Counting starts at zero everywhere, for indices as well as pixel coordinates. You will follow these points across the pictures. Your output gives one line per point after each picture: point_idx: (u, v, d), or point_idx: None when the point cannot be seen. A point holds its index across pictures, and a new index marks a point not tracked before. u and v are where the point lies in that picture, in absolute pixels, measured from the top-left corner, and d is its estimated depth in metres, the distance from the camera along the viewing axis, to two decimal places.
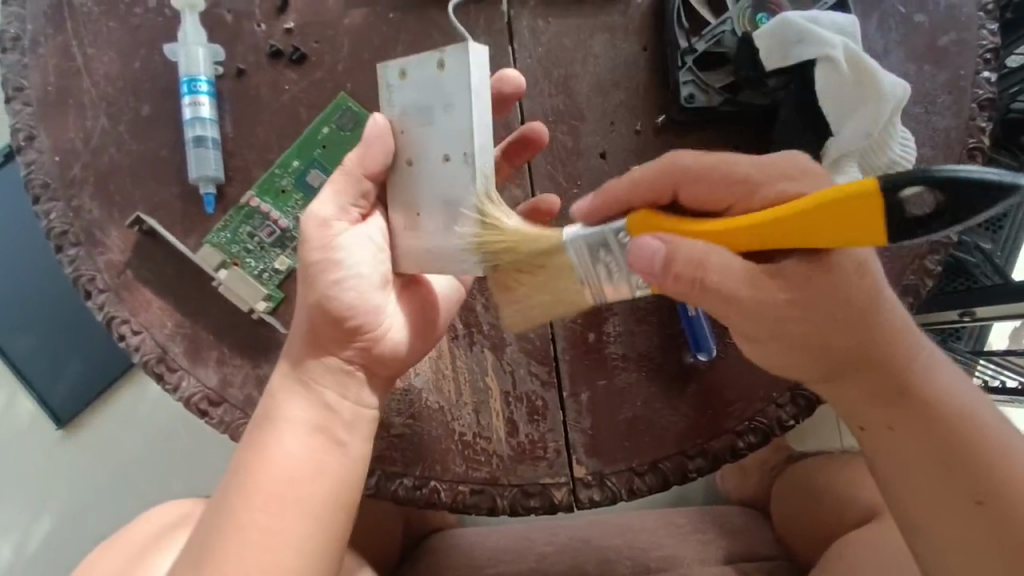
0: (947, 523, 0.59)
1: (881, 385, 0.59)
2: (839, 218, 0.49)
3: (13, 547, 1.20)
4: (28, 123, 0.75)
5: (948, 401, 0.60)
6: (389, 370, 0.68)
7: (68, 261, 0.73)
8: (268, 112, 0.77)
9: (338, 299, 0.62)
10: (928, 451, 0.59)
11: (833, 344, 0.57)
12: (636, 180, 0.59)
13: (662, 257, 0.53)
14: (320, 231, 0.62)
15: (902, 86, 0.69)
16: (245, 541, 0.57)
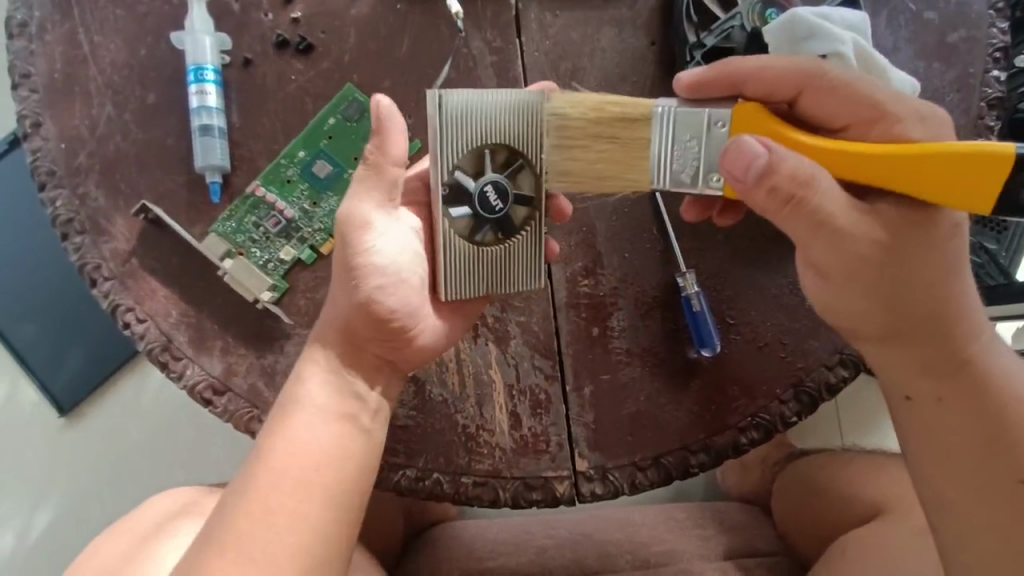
0: (986, 495, 0.60)
1: (942, 355, 0.61)
2: (937, 164, 0.51)
3: (16, 533, 1.21)
4: (34, 110, 0.75)
5: (1005, 386, 0.61)
6: (410, 364, 0.68)
7: (74, 248, 0.73)
8: (274, 102, 0.77)
9: (381, 305, 0.63)
10: (977, 428, 0.61)
11: (906, 299, 0.58)
12: (766, 67, 0.60)
13: (762, 163, 0.52)
14: (360, 236, 0.63)
15: (913, 85, 0.70)
16: (268, 523, 0.57)
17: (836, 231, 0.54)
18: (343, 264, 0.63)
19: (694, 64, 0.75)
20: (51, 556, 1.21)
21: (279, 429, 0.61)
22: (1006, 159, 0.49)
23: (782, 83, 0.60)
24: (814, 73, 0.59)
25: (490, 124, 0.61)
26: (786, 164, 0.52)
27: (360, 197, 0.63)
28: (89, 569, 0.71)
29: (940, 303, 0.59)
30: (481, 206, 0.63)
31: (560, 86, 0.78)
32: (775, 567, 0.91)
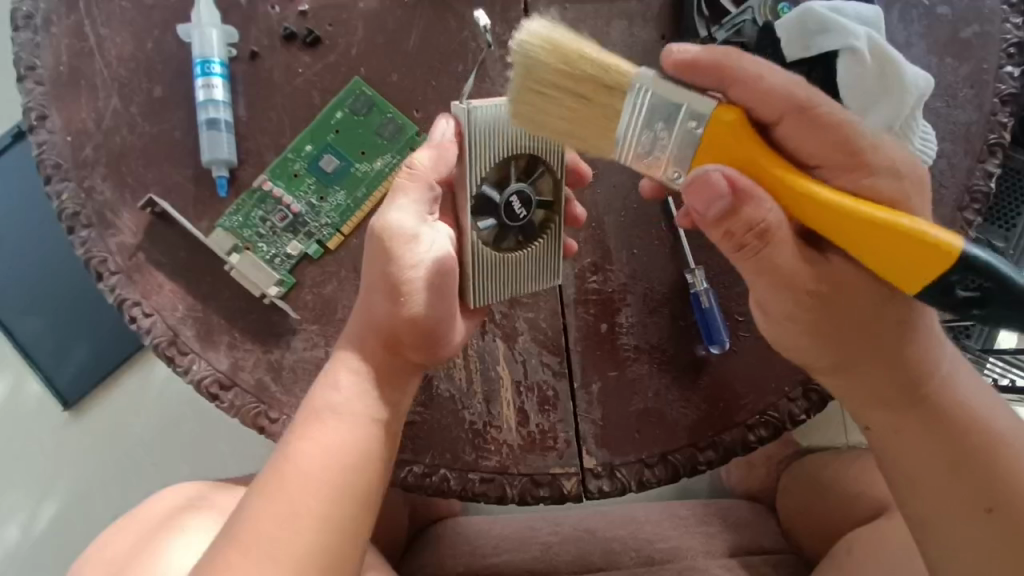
0: (958, 527, 0.59)
1: (894, 387, 0.61)
2: (889, 239, 0.50)
3: (22, 526, 1.21)
4: (40, 102, 0.75)
5: (971, 417, 0.60)
6: (419, 357, 0.66)
7: (80, 242, 0.73)
8: (281, 95, 0.76)
9: (429, 314, 0.64)
10: (939, 456, 0.60)
11: (853, 340, 0.60)
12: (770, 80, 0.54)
13: (723, 202, 0.52)
14: (406, 246, 0.63)
15: (926, 79, 0.69)
16: (293, 523, 0.57)
17: (783, 271, 0.56)
18: (390, 275, 0.63)
19: None
20: (57, 548, 1.21)
21: (307, 431, 0.62)
22: (951, 255, 0.49)
23: (772, 103, 0.55)
24: (808, 104, 0.55)
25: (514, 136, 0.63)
26: (747, 208, 0.52)
27: (402, 206, 0.63)
28: (96, 563, 0.71)
29: (887, 343, 0.59)
30: (506, 215, 0.64)
31: None
32: (779, 564, 0.90)
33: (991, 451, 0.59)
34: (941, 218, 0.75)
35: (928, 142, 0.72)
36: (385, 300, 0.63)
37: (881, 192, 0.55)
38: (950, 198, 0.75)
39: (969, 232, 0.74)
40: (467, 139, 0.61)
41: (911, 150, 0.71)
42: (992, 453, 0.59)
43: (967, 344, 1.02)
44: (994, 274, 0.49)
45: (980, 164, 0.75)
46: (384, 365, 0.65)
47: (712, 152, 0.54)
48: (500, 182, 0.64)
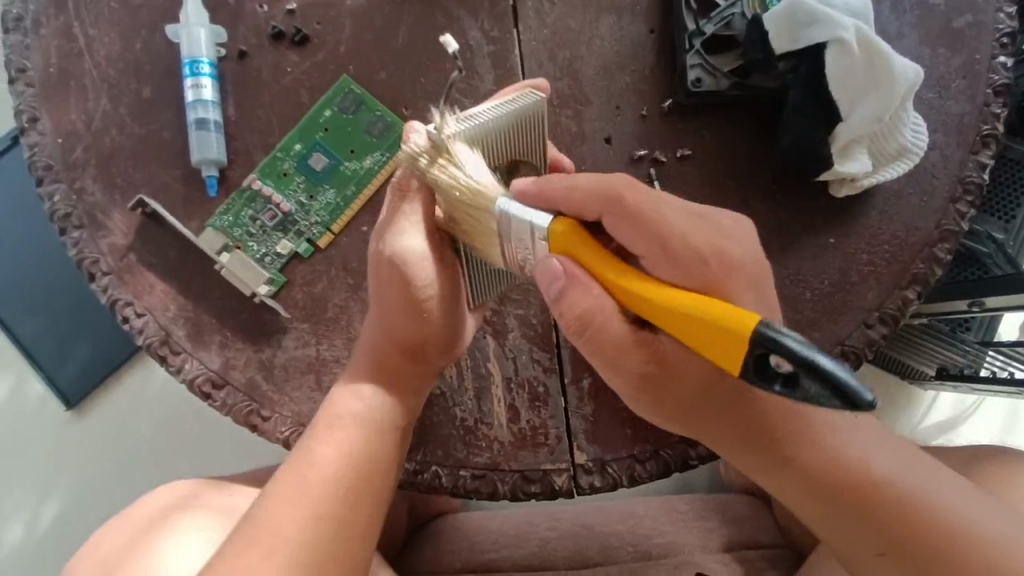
0: (853, 559, 0.60)
1: (761, 453, 0.59)
2: (700, 317, 0.48)
3: (26, 524, 1.22)
4: (31, 104, 0.75)
5: (849, 466, 0.58)
6: (444, 356, 0.67)
7: (72, 243, 0.73)
8: (270, 93, 0.76)
9: (450, 325, 0.66)
10: (826, 507, 0.59)
11: (703, 415, 0.58)
12: (576, 185, 0.55)
13: (560, 288, 0.55)
14: (420, 266, 0.63)
15: (916, 71, 0.69)
16: (315, 527, 0.59)
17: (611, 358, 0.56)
18: (410, 292, 0.63)
19: (693, 52, 0.73)
20: (59, 547, 1.22)
21: (328, 436, 0.63)
22: (746, 339, 0.46)
23: (585, 201, 0.55)
24: (618, 197, 0.54)
25: (492, 150, 0.62)
26: (572, 298, 0.55)
27: (406, 228, 0.63)
28: (92, 559, 0.72)
29: (727, 416, 0.58)
30: None
31: (559, 76, 0.77)
32: (776, 559, 0.93)
33: (871, 499, 0.57)
34: (934, 210, 0.74)
35: (920, 132, 0.72)
36: (407, 318, 0.64)
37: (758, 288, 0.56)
38: (942, 190, 0.74)
39: (962, 225, 0.73)
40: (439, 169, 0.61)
41: (901, 142, 0.71)
42: (871, 502, 0.57)
43: (966, 337, 1.02)
44: (782, 341, 0.45)
45: (973, 156, 0.75)
46: (396, 371, 0.66)
47: (566, 243, 0.55)
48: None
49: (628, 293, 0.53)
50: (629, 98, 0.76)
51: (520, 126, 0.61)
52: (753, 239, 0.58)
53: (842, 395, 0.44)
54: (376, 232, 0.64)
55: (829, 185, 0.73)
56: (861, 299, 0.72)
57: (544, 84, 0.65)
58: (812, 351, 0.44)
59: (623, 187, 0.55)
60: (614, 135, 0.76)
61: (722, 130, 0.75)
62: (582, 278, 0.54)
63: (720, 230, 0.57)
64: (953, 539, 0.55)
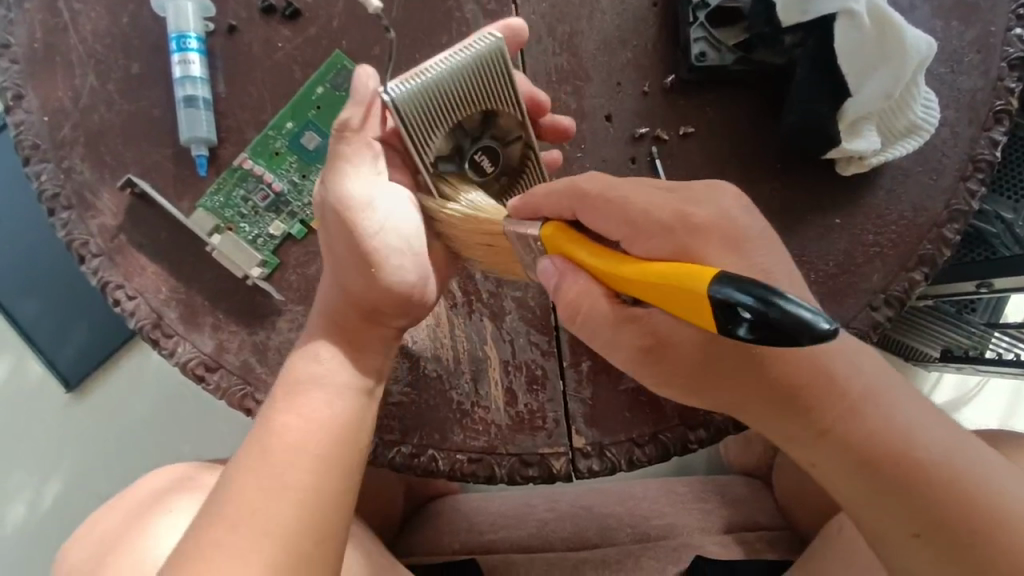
0: (879, 538, 0.57)
1: (792, 425, 0.55)
2: (672, 279, 0.47)
3: (28, 504, 1.23)
4: (16, 81, 0.73)
5: (888, 444, 0.54)
6: (393, 312, 0.64)
7: (61, 224, 0.72)
8: (261, 70, 0.74)
9: (404, 279, 0.64)
10: (860, 486, 0.55)
11: (720, 384, 0.55)
12: (551, 189, 0.56)
13: (553, 285, 0.57)
14: (362, 216, 0.61)
15: (928, 43, 0.66)
16: (283, 498, 0.55)
17: (607, 340, 0.56)
18: (357, 246, 0.62)
19: (697, 25, 0.71)
20: (62, 526, 1.22)
21: (290, 405, 0.60)
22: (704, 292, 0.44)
23: (560, 202, 0.56)
24: (586, 194, 0.54)
25: (462, 97, 0.60)
26: (566, 295, 0.57)
27: (352, 172, 0.62)
28: (87, 542, 0.71)
29: (754, 384, 0.54)
30: (472, 168, 0.64)
31: (557, 51, 0.74)
32: (776, 541, 0.92)
33: (910, 479, 0.54)
34: (943, 189, 0.72)
35: (931, 108, 0.70)
36: (357, 273, 0.62)
37: (755, 263, 0.52)
38: (952, 167, 0.72)
39: (972, 204, 0.71)
40: (404, 129, 0.60)
41: (913, 119, 0.69)
42: (909, 482, 0.53)
43: (972, 319, 1.01)
44: (756, 292, 0.41)
45: (985, 133, 0.72)
46: (355, 331, 0.63)
47: (556, 245, 0.57)
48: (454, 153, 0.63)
49: (614, 279, 0.53)
50: (630, 74, 0.74)
51: (479, 65, 0.60)
52: (727, 200, 0.54)
53: (806, 333, 0.40)
54: (321, 182, 0.63)
55: (836, 163, 0.71)
56: (866, 281, 0.71)
57: (520, 23, 0.67)
58: (788, 302, 0.40)
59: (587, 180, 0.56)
60: (615, 112, 0.74)
61: (724, 107, 0.73)
62: (573, 275, 0.56)
63: (687, 198, 0.54)
64: (985, 520, 0.53)
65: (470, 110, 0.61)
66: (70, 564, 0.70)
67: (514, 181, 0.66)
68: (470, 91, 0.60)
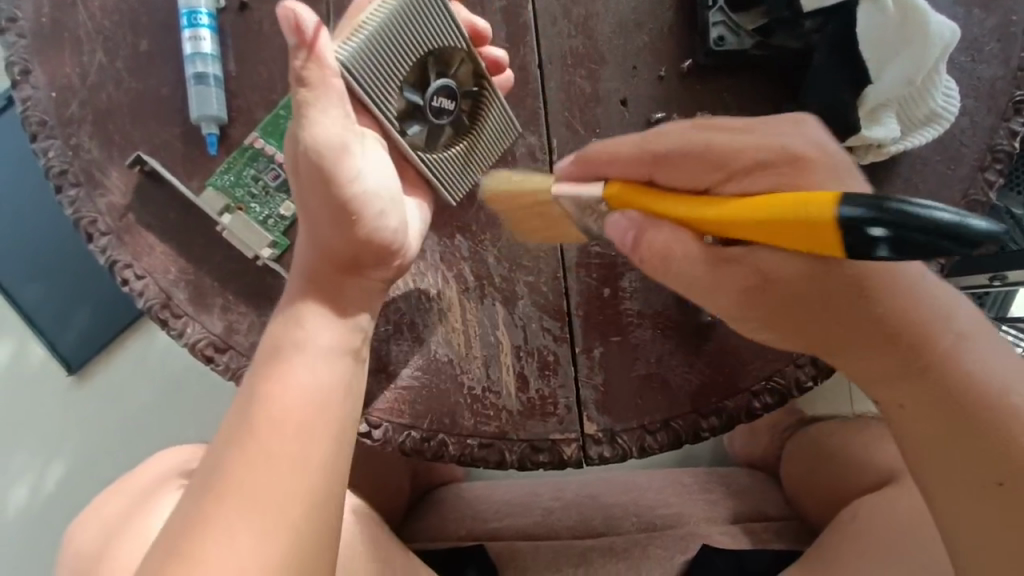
0: (955, 495, 0.54)
1: (896, 361, 0.53)
2: (780, 208, 0.46)
3: (31, 488, 1.22)
4: (23, 56, 0.72)
5: (980, 388, 0.53)
6: (372, 262, 0.62)
7: (68, 202, 0.71)
8: (272, 48, 0.73)
9: (385, 228, 0.61)
10: (942, 432, 0.53)
11: (820, 319, 0.51)
12: (619, 155, 0.55)
13: (632, 239, 0.55)
14: (339, 162, 0.56)
15: (951, 29, 0.66)
16: (268, 467, 0.54)
17: (704, 282, 0.52)
18: (337, 199, 0.57)
19: (716, 9, 0.70)
20: (66, 511, 1.22)
21: (275, 372, 0.58)
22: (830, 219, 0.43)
23: (638, 163, 0.54)
24: (661, 154, 0.52)
25: (403, 40, 0.60)
26: (645, 248, 0.55)
27: (318, 116, 0.55)
28: (95, 523, 0.71)
29: (862, 320, 0.51)
30: (432, 114, 0.65)
31: (572, 33, 0.73)
32: (781, 532, 0.92)
33: (994, 427, 0.53)
34: (961, 179, 0.71)
35: (951, 97, 0.69)
36: (335, 227, 0.59)
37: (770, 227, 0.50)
38: (970, 158, 0.71)
39: (989, 194, 0.71)
40: (358, 90, 0.58)
41: (931, 108, 0.68)
42: (994, 430, 0.53)
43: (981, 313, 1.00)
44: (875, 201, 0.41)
45: (1004, 123, 0.71)
46: (335, 287, 0.61)
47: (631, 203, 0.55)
48: (413, 98, 0.64)
49: (716, 224, 0.50)
50: (646, 58, 0.73)
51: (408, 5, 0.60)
52: (796, 137, 0.50)
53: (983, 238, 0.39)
54: (290, 135, 0.57)
55: (855, 152, 0.69)
56: None
57: None
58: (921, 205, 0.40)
59: (662, 141, 0.52)
60: (630, 97, 0.73)
61: (740, 92, 0.72)
62: (654, 222, 0.54)
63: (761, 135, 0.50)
64: None
65: (414, 54, 0.62)
66: (79, 545, 0.70)
67: (476, 113, 0.68)
68: (410, 33, 0.61)
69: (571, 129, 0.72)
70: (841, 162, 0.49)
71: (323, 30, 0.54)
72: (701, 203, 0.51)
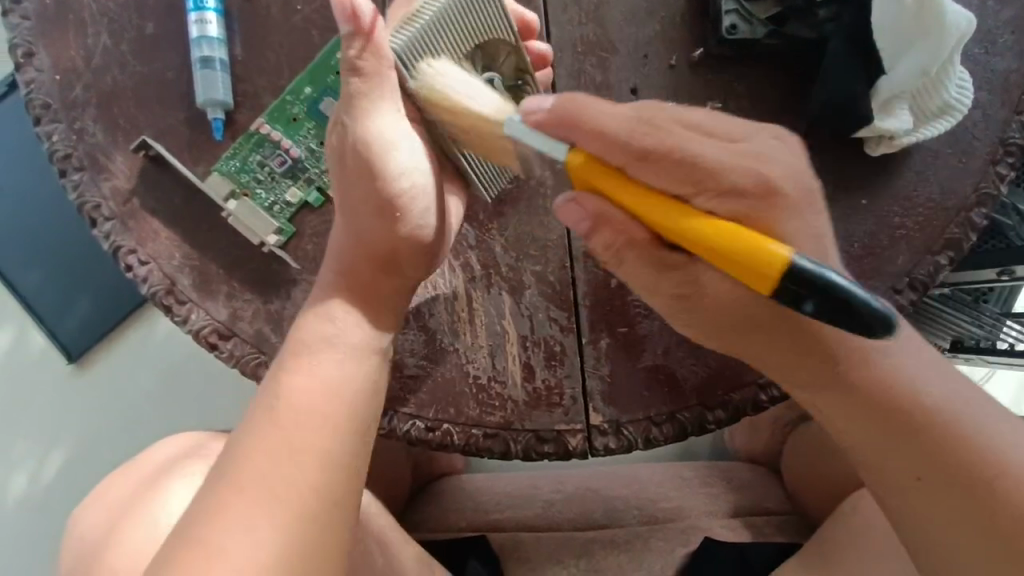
0: (882, 483, 0.59)
1: (798, 355, 0.57)
2: (734, 254, 0.46)
3: (30, 476, 1.22)
4: (27, 38, 0.71)
5: (894, 388, 0.56)
6: (414, 261, 0.63)
7: (72, 186, 0.70)
8: (279, 33, 0.72)
9: (427, 226, 0.63)
10: (877, 429, 0.57)
11: (752, 331, 0.57)
12: (578, 126, 0.50)
13: (588, 224, 0.55)
14: (385, 156, 0.59)
15: (967, 21, 0.65)
16: (278, 457, 0.54)
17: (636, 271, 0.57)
18: (380, 189, 0.60)
19: None
20: (66, 499, 1.22)
21: (291, 364, 0.58)
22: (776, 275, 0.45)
23: (604, 149, 0.50)
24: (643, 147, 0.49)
25: (459, 33, 0.60)
26: (600, 236, 0.55)
27: (372, 105, 0.58)
28: (98, 510, 0.71)
29: (776, 325, 0.56)
30: None
31: (583, 21, 0.73)
32: (783, 526, 0.92)
33: (921, 425, 0.56)
34: (972, 172, 0.70)
35: (965, 88, 0.68)
36: (377, 218, 0.60)
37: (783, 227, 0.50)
38: (982, 151, 0.71)
39: (1001, 187, 0.70)
40: (409, 83, 0.59)
41: (946, 99, 0.68)
42: (925, 430, 0.56)
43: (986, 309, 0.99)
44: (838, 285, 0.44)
45: (1017, 116, 0.71)
46: (375, 284, 0.62)
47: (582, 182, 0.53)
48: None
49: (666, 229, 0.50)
50: (656, 47, 0.72)
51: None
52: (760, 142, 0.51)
53: (874, 326, 0.44)
54: (337, 124, 0.60)
55: (866, 143, 0.70)
56: (891, 263, 0.69)
57: None
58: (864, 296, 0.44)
59: (639, 137, 0.49)
60: (640, 86, 0.72)
61: (751, 82, 0.72)
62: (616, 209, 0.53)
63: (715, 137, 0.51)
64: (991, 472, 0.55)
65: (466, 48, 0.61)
66: (82, 531, 0.70)
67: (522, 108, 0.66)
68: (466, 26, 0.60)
69: None
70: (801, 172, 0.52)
71: (379, 19, 0.56)
72: (644, 201, 0.50)
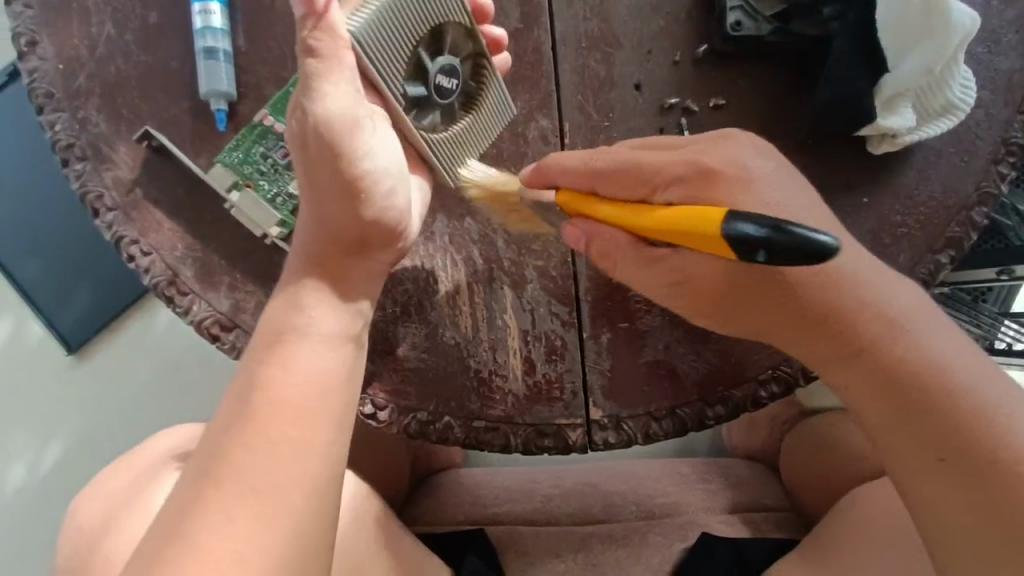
0: (902, 465, 0.59)
1: (821, 336, 0.59)
2: (685, 222, 0.51)
3: (28, 467, 1.22)
4: (29, 27, 0.71)
5: (916, 368, 0.57)
6: (380, 241, 0.62)
7: (74, 175, 0.70)
8: (283, 24, 0.72)
9: (392, 208, 0.61)
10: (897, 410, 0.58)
11: (754, 304, 0.59)
12: (587, 163, 0.59)
13: (585, 241, 0.62)
14: (351, 135, 0.56)
15: (972, 17, 0.65)
16: (271, 447, 0.54)
17: (633, 273, 0.61)
18: (346, 176, 0.57)
19: None
20: (64, 490, 1.22)
21: (277, 356, 0.57)
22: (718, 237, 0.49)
23: (598, 167, 0.59)
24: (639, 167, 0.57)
25: (411, 16, 0.59)
26: (596, 243, 0.61)
27: (331, 90, 0.54)
28: (98, 501, 0.71)
29: (789, 300, 0.58)
30: (438, 94, 0.63)
31: (587, 16, 0.73)
32: (781, 522, 0.92)
33: (942, 406, 0.57)
34: (974, 171, 0.71)
35: (969, 87, 0.68)
36: (343, 200, 0.58)
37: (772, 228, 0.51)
38: (985, 150, 0.71)
39: (1002, 187, 0.70)
40: (369, 66, 0.57)
41: (948, 97, 0.68)
42: (943, 410, 0.56)
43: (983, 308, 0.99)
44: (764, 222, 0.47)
45: (1020, 115, 0.71)
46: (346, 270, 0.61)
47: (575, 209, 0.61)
48: (415, 85, 0.62)
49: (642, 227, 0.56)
50: (661, 42, 0.72)
51: None
52: (738, 148, 0.58)
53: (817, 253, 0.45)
54: (295, 108, 0.56)
55: (867, 141, 0.70)
56: (893, 261, 0.70)
57: None
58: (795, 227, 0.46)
59: (607, 158, 0.58)
60: (644, 81, 0.72)
61: (755, 78, 0.72)
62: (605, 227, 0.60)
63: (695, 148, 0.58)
64: (1008, 451, 0.56)
65: (420, 32, 0.60)
66: (82, 521, 0.70)
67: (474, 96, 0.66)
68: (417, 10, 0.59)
69: (584, 112, 0.72)
70: (787, 173, 0.59)
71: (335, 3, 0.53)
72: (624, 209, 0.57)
